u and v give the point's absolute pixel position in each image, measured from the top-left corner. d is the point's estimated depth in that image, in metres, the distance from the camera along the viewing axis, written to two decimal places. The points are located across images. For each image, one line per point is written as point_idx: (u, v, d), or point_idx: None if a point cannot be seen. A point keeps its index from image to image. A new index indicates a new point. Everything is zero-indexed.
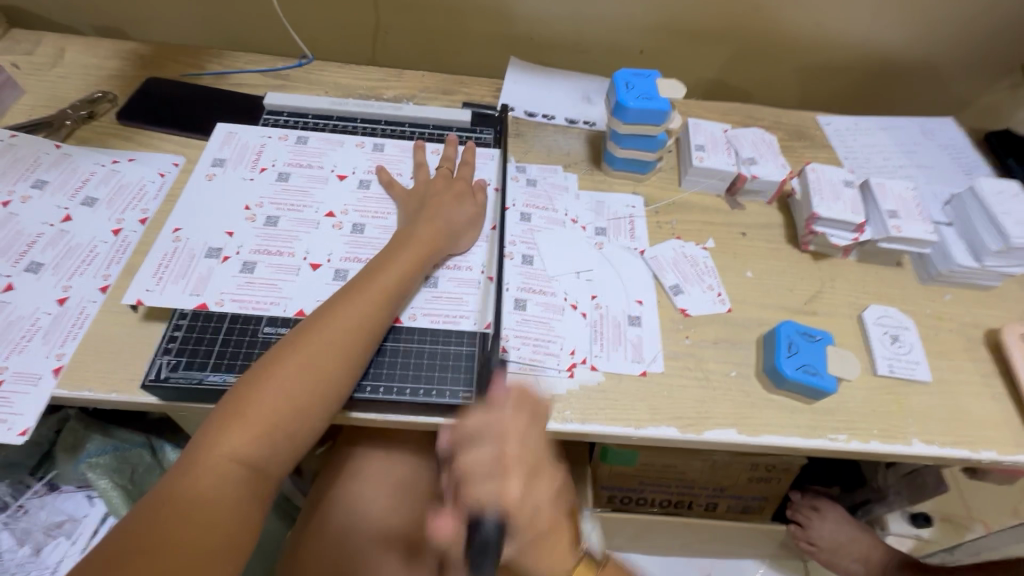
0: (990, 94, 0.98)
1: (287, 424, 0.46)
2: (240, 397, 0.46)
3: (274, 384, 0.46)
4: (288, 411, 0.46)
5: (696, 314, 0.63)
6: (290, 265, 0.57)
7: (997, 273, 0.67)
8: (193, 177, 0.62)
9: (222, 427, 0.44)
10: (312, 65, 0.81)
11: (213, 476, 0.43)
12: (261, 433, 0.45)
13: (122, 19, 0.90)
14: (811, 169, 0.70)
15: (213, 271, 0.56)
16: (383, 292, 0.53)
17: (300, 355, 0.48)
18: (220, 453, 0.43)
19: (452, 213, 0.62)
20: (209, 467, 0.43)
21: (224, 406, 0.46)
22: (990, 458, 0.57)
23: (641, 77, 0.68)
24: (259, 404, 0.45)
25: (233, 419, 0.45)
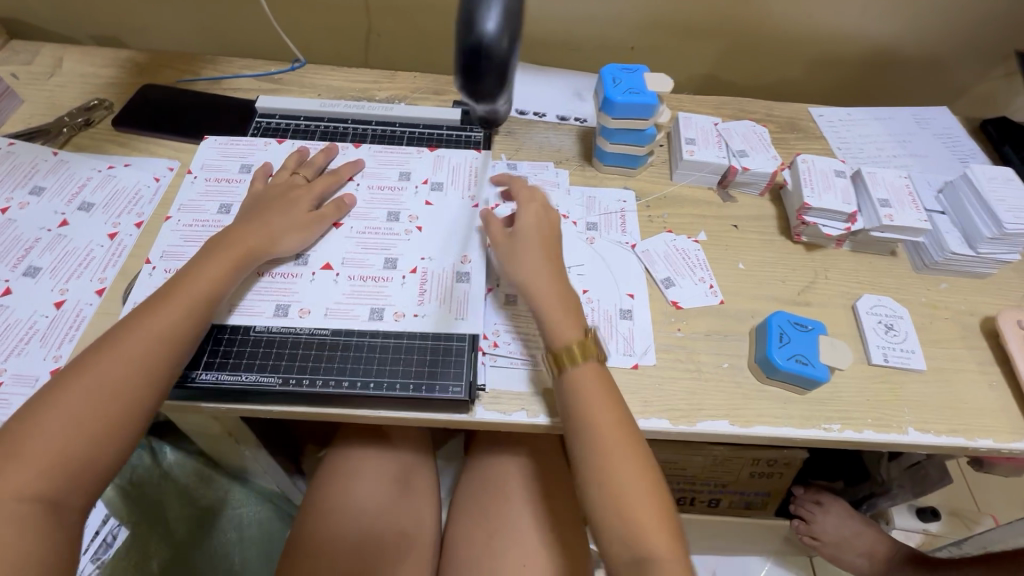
0: (986, 82, 0.97)
1: (141, 386, 0.46)
2: (77, 365, 0.46)
3: (127, 341, 0.47)
4: (140, 369, 0.46)
5: (688, 307, 0.63)
6: (291, 270, 0.58)
7: (993, 260, 0.66)
8: (185, 180, 0.66)
9: (59, 404, 0.43)
10: (305, 68, 0.82)
11: (44, 436, 0.42)
12: (95, 394, 0.44)
13: (119, 28, 0.92)
14: (802, 160, 0.70)
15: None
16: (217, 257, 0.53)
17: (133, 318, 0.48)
18: (56, 412, 0.43)
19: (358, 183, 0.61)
20: (46, 456, 0.42)
21: (52, 389, 0.44)
22: (987, 446, 0.57)
23: (629, 72, 0.68)
24: (93, 369, 0.45)
25: (68, 395, 0.44)
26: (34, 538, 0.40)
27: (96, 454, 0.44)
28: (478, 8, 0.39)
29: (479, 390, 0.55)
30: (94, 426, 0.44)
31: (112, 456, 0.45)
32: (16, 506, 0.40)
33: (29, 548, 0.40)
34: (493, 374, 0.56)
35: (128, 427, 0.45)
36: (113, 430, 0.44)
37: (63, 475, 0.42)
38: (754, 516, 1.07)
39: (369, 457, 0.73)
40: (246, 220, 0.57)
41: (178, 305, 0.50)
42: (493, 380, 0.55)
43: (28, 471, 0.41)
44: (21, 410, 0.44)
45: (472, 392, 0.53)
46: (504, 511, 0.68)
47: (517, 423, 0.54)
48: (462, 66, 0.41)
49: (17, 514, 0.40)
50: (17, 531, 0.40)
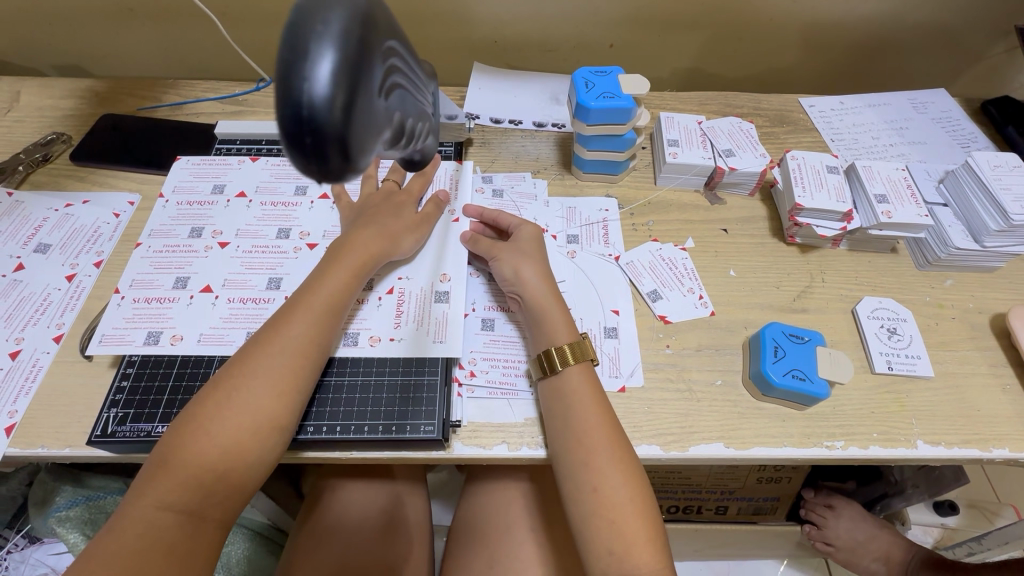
0: (986, 59, 0.92)
1: (278, 399, 0.45)
2: (235, 375, 0.45)
3: (260, 354, 0.46)
4: (275, 382, 0.45)
5: (677, 321, 0.60)
6: (262, 295, 0.55)
7: (1001, 253, 0.62)
8: (154, 204, 0.61)
9: (200, 418, 0.43)
10: (270, 88, 0.79)
11: (139, 529, 0.39)
12: (192, 476, 0.41)
13: (80, 56, 0.89)
14: (791, 157, 0.66)
15: (190, 307, 0.54)
16: (314, 309, 0.49)
17: (226, 387, 0.44)
18: (147, 505, 0.40)
19: (394, 221, 0.58)
20: (188, 468, 0.41)
21: (193, 404, 0.44)
22: (1004, 456, 0.53)
23: (603, 75, 0.64)
24: (190, 446, 0.42)
25: (213, 407, 0.43)
26: (176, 549, 0.39)
27: (234, 466, 0.42)
28: (300, 50, 0.27)
29: (455, 426, 0.51)
30: (235, 439, 0.42)
31: (254, 466, 0.43)
32: (159, 516, 0.40)
33: (173, 559, 0.39)
34: (469, 407, 0.52)
35: (262, 439, 0.44)
36: (251, 441, 0.43)
37: (203, 487, 0.41)
38: (764, 522, 1.03)
39: (354, 489, 0.70)
40: (356, 233, 0.56)
41: (294, 328, 0.48)
42: (470, 414, 0.52)
43: (171, 481, 0.41)
44: (170, 429, 0.43)
45: (446, 430, 0.50)
46: (495, 543, 0.64)
47: (497, 458, 0.51)
48: (287, 136, 0.28)
49: (166, 524, 0.39)
50: (163, 542, 0.39)
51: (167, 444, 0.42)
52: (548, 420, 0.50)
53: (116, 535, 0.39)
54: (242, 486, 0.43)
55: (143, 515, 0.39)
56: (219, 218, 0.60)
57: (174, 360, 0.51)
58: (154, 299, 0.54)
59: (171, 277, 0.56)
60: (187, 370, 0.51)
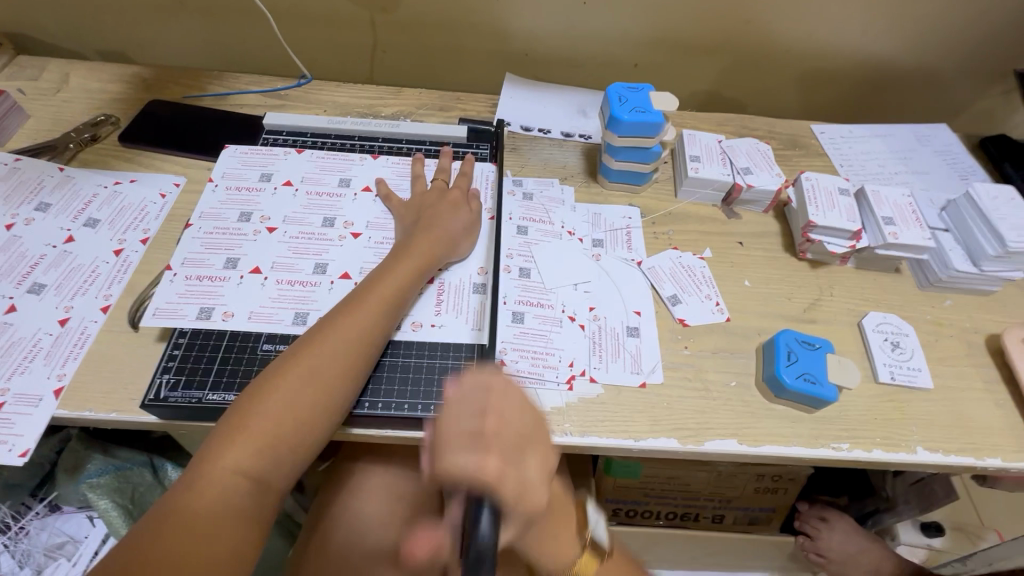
0: (983, 100, 0.98)
1: (347, 379, 0.49)
2: (307, 354, 0.48)
3: (334, 336, 0.50)
4: (345, 363, 0.49)
5: (694, 324, 0.63)
6: (309, 279, 0.58)
7: (996, 277, 0.66)
8: (205, 188, 0.64)
9: (279, 387, 0.46)
10: (311, 85, 0.83)
11: (213, 490, 0.42)
12: (265, 444, 0.44)
13: (125, 44, 0.92)
14: (805, 178, 0.70)
15: (242, 284, 0.56)
16: (383, 299, 0.53)
17: (300, 365, 0.48)
18: (223, 467, 0.43)
19: (447, 221, 0.62)
20: (265, 436, 0.45)
21: (268, 374, 0.47)
22: (996, 465, 0.56)
23: (635, 91, 0.68)
24: (262, 415, 0.45)
25: (290, 380, 0.47)
26: (242, 513, 0.42)
27: (302, 438, 0.46)
28: None
29: None
30: (305, 414, 0.46)
31: (317, 441, 0.47)
32: (232, 480, 0.43)
33: (239, 522, 0.42)
34: None
35: (330, 417, 0.47)
36: (319, 417, 0.47)
37: (275, 455, 0.45)
38: (759, 533, 1.06)
39: (374, 475, 0.72)
40: (419, 235, 0.59)
41: (365, 313, 0.52)
42: None
43: (246, 446, 0.44)
44: (244, 395, 0.47)
45: None
46: None
47: None
48: None
49: (238, 488, 0.43)
50: (233, 505, 0.42)
51: (242, 412, 0.45)
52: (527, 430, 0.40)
53: (190, 496, 0.41)
54: (305, 458, 0.47)
55: (219, 475, 0.43)
56: (267, 204, 0.63)
57: (222, 334, 0.54)
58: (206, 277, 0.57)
59: (222, 257, 0.58)
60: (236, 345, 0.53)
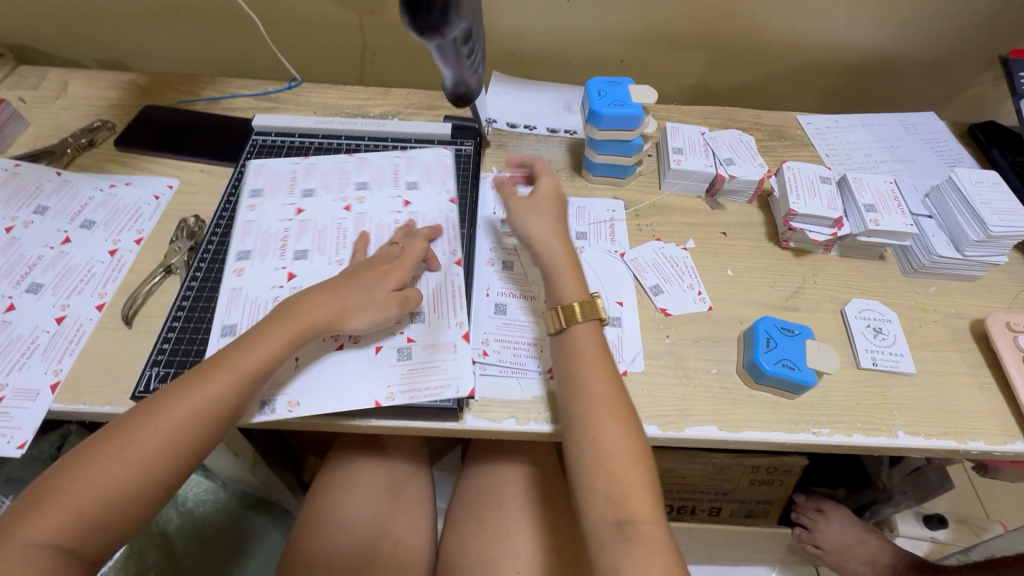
0: (974, 87, 0.98)
1: (237, 400, 0.49)
2: (204, 372, 0.48)
3: (233, 358, 0.49)
4: (237, 386, 0.49)
5: (676, 314, 0.64)
6: (295, 275, 0.60)
7: (981, 262, 0.66)
8: None
9: (164, 407, 0.46)
10: (301, 87, 0.85)
11: (79, 493, 0.43)
12: (138, 460, 0.45)
13: (123, 52, 0.95)
14: (787, 167, 0.71)
15: (240, 288, 0.59)
16: (305, 321, 0.53)
17: (194, 383, 0.48)
18: (90, 473, 0.44)
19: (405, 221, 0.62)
20: (138, 456, 0.45)
21: (159, 393, 0.47)
22: (978, 448, 0.57)
23: (615, 85, 0.69)
24: (146, 429, 0.45)
25: (177, 401, 0.47)
26: (95, 528, 0.43)
27: (178, 457, 0.46)
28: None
29: (469, 399, 0.55)
30: (187, 431, 0.46)
31: (194, 459, 0.47)
32: (97, 487, 0.43)
33: (91, 537, 0.43)
34: (482, 383, 0.57)
35: (210, 437, 0.47)
36: (201, 435, 0.47)
37: (148, 471, 0.45)
38: (756, 525, 1.06)
39: (365, 469, 0.73)
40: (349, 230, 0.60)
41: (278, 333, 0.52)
42: (483, 389, 0.56)
43: (114, 466, 0.44)
44: (133, 409, 0.47)
45: (461, 401, 0.54)
46: (499, 519, 0.67)
47: (505, 431, 0.54)
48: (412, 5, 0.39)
49: (98, 503, 0.43)
50: (85, 517, 0.43)
51: (133, 420, 0.46)
52: (560, 373, 0.54)
53: (52, 505, 0.42)
54: (180, 475, 0.47)
55: (82, 489, 0.43)
56: (259, 214, 0.65)
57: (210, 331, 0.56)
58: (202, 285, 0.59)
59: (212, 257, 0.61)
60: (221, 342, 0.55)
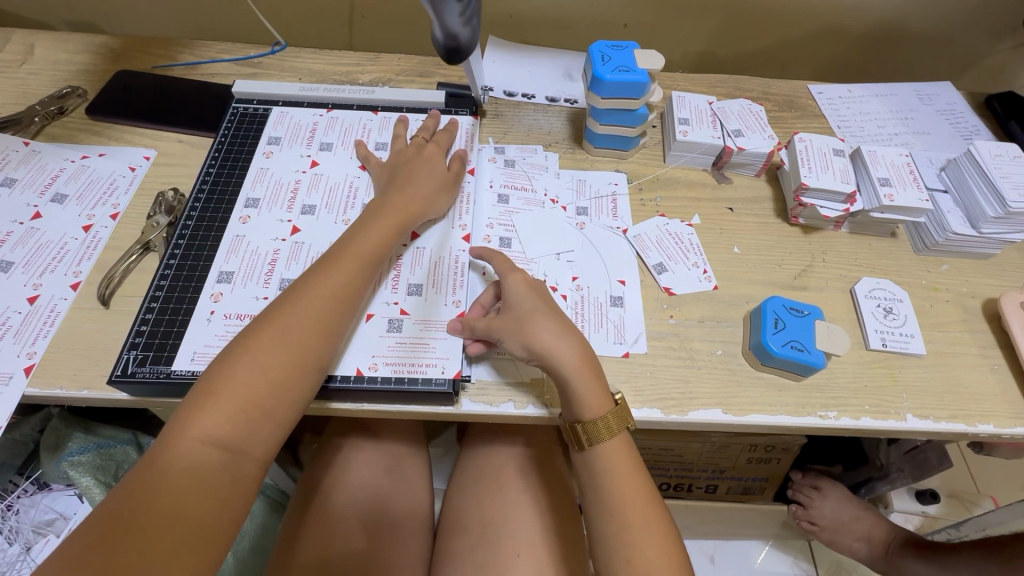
0: (991, 56, 0.93)
1: (323, 338, 0.47)
2: (276, 317, 0.47)
3: (306, 298, 0.48)
4: (319, 324, 0.48)
5: (680, 293, 0.61)
6: (282, 250, 0.56)
7: (996, 240, 0.64)
8: None
9: (248, 354, 0.45)
10: (285, 52, 0.80)
11: (184, 460, 0.40)
12: (236, 411, 0.42)
13: (94, 13, 0.89)
14: (798, 139, 0.67)
15: (243, 235, 0.57)
16: (358, 259, 0.52)
17: (270, 328, 0.46)
18: (192, 436, 0.41)
19: (421, 180, 0.60)
20: (235, 402, 0.43)
21: (236, 340, 0.46)
22: (988, 431, 0.55)
23: (619, 49, 0.65)
24: (232, 380, 0.43)
25: (260, 345, 0.45)
26: (218, 482, 0.41)
27: (276, 401, 0.44)
28: None
29: (464, 381, 0.53)
30: (280, 375, 0.45)
31: (295, 404, 0.46)
32: (203, 449, 0.41)
33: (215, 495, 0.41)
34: (478, 365, 0.54)
35: (305, 378, 0.46)
36: (295, 378, 0.45)
37: (248, 423, 0.43)
38: (752, 502, 1.06)
39: (360, 450, 0.72)
40: (393, 195, 0.57)
41: (342, 273, 0.50)
42: (478, 371, 0.54)
43: (210, 420, 0.42)
44: (215, 362, 0.45)
45: (456, 385, 0.52)
46: (496, 499, 0.66)
47: (502, 415, 0.52)
48: None
49: (208, 461, 0.41)
50: (205, 474, 0.40)
51: (214, 374, 0.44)
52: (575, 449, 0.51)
53: (159, 467, 0.40)
54: (281, 423, 0.45)
55: (191, 447, 0.41)
56: (273, 162, 0.63)
57: (200, 289, 0.54)
58: (203, 234, 0.57)
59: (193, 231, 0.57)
60: (213, 293, 0.53)
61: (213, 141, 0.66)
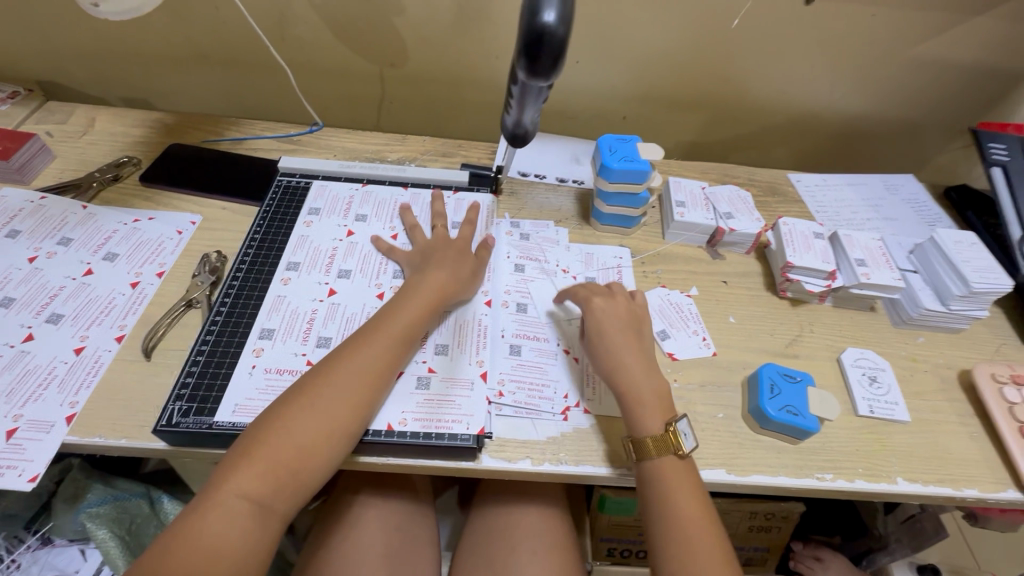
0: (946, 153, 1.06)
1: (353, 409, 0.51)
2: (316, 384, 0.51)
3: (343, 369, 0.52)
4: (350, 394, 0.51)
5: (682, 358, 0.66)
6: (324, 309, 0.62)
7: (965, 316, 0.71)
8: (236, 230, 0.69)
9: (283, 421, 0.49)
10: (323, 132, 0.89)
11: (219, 513, 0.44)
12: (269, 470, 0.47)
13: (149, 91, 0.99)
14: (783, 223, 0.75)
15: (284, 295, 0.62)
16: (391, 334, 0.56)
17: (308, 398, 0.50)
18: (227, 490, 0.45)
19: (449, 257, 0.65)
20: (268, 463, 0.47)
21: (280, 404, 0.50)
22: (973, 496, 0.59)
23: (623, 142, 0.74)
24: (269, 443, 0.48)
25: (293, 412, 0.49)
26: (246, 538, 0.44)
27: (304, 464, 0.48)
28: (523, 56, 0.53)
29: (486, 437, 0.56)
30: (311, 440, 0.48)
31: (320, 470, 0.49)
32: (235, 504, 0.45)
33: (240, 549, 0.44)
34: (498, 423, 0.57)
35: (332, 445, 0.49)
36: (323, 445, 0.49)
37: (278, 483, 0.47)
38: (754, 574, 1.05)
39: (370, 509, 0.72)
40: (421, 270, 0.63)
41: (379, 345, 0.55)
42: (498, 429, 0.57)
43: (244, 475, 0.46)
44: (255, 426, 0.49)
45: (480, 440, 0.55)
46: (504, 560, 0.66)
47: (520, 471, 0.55)
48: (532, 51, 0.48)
49: (236, 512, 0.45)
50: (233, 527, 0.44)
51: (254, 436, 0.48)
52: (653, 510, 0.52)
53: (197, 519, 0.44)
54: (307, 486, 0.48)
55: (225, 502, 0.45)
56: (313, 230, 0.70)
57: (243, 343, 0.58)
58: (246, 295, 0.62)
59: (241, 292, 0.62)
60: (255, 348, 0.57)
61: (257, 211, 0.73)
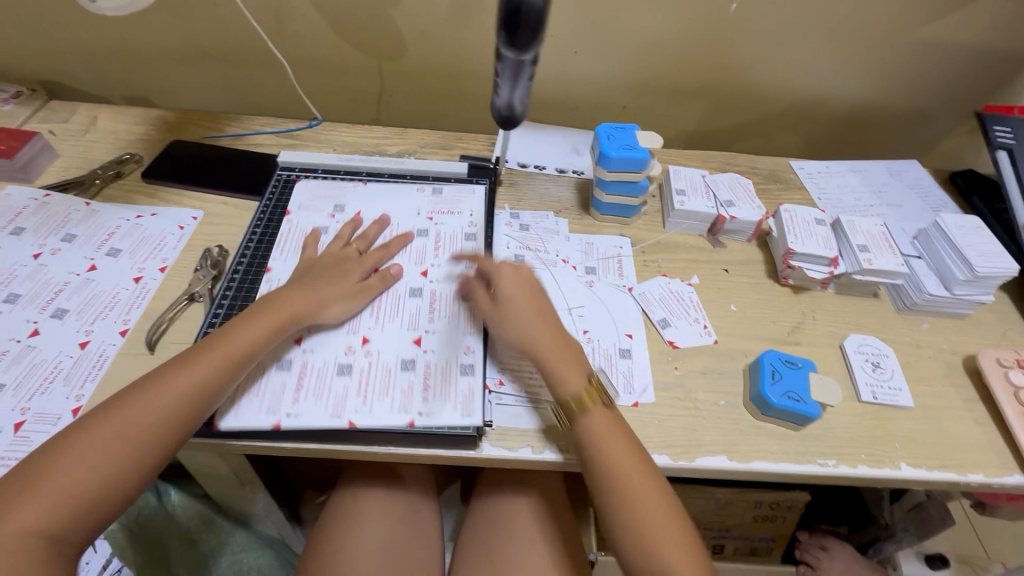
0: (951, 138, 1.05)
1: (213, 377, 0.52)
2: (176, 361, 0.52)
3: (200, 347, 0.53)
4: (209, 362, 0.52)
5: (683, 346, 0.66)
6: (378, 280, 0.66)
7: (969, 301, 0.70)
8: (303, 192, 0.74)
9: (141, 389, 0.50)
10: (322, 126, 0.89)
11: (59, 473, 0.45)
12: (118, 438, 0.47)
13: (150, 89, 0.99)
14: (784, 209, 0.75)
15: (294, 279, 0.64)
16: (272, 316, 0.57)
17: (169, 369, 0.51)
18: (76, 451, 0.46)
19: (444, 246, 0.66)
20: (117, 429, 0.47)
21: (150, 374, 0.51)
22: (978, 481, 0.58)
23: (621, 130, 0.74)
24: (124, 411, 0.48)
25: (154, 380, 0.50)
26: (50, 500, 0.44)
27: (157, 435, 0.48)
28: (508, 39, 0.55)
29: (486, 426, 0.56)
30: (164, 410, 0.49)
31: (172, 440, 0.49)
32: (79, 465, 0.46)
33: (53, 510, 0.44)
34: (498, 412, 0.58)
35: (183, 418, 0.50)
36: (174, 411, 0.50)
37: (129, 448, 0.47)
38: (760, 563, 1.04)
39: (374, 500, 0.73)
40: None
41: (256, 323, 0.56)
42: (499, 418, 0.57)
43: (121, 437, 0.47)
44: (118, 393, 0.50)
45: (479, 429, 0.55)
46: (506, 548, 0.67)
47: (521, 459, 0.55)
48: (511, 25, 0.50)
49: (118, 471, 0.47)
50: (65, 486, 0.45)
51: (115, 402, 0.49)
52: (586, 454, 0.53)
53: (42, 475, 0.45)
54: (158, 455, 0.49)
55: (72, 460, 0.46)
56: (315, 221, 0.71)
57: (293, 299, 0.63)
58: (246, 288, 0.64)
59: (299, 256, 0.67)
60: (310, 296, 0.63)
61: (258, 206, 0.74)
